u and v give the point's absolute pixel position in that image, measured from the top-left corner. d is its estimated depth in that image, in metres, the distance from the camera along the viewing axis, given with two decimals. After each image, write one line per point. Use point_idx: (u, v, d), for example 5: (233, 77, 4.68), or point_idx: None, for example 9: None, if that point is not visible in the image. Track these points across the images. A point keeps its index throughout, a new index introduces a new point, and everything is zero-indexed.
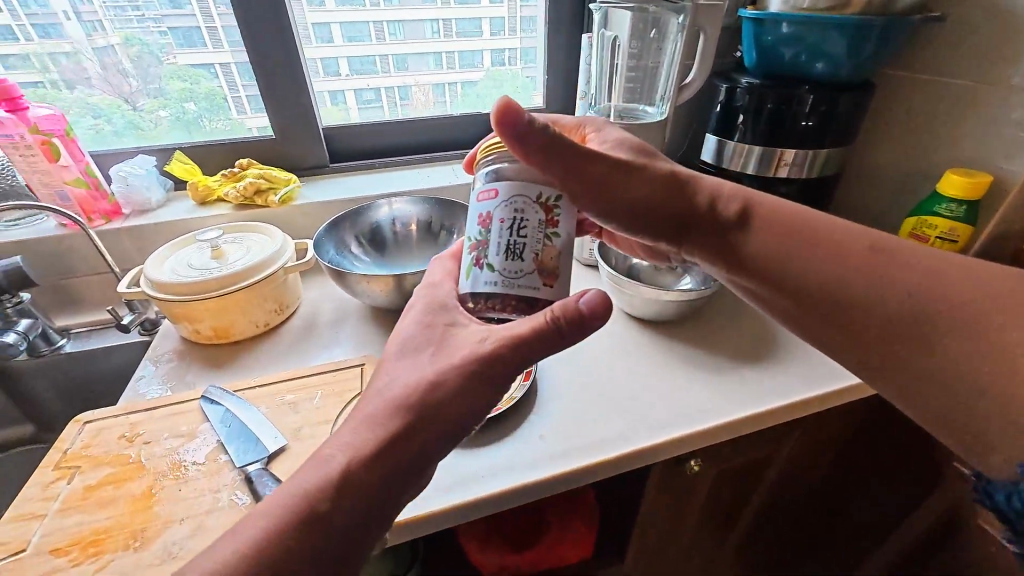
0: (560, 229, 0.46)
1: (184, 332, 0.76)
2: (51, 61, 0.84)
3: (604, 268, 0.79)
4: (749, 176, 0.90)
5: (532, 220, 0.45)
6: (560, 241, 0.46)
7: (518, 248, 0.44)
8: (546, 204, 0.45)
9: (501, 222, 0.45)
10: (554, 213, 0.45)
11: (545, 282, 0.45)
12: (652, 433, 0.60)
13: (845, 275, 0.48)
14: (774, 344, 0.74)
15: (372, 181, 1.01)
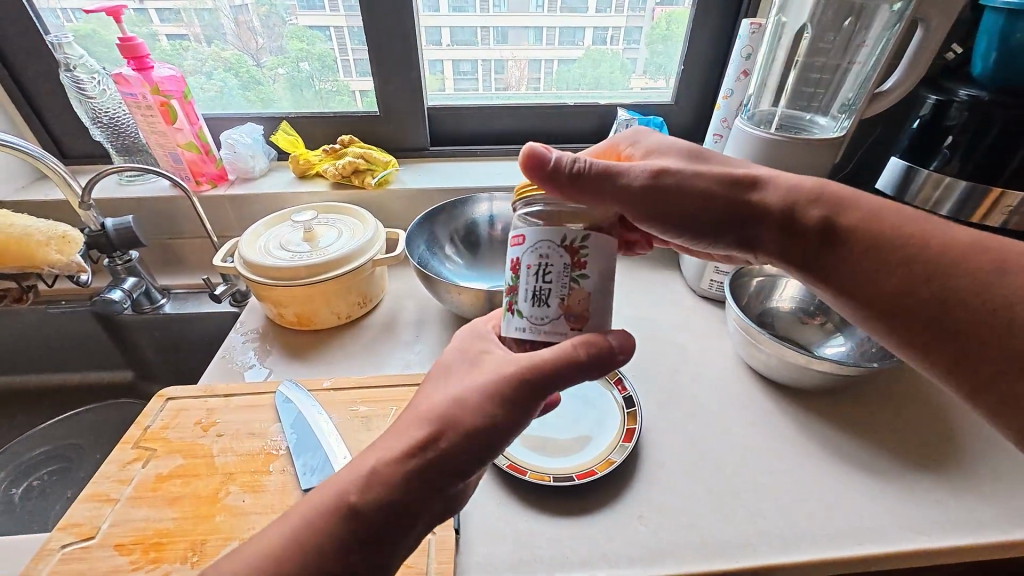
0: (591, 270, 0.36)
1: (269, 313, 0.74)
2: (195, 17, 0.82)
3: (733, 311, 0.65)
4: (941, 219, 0.68)
5: (556, 266, 0.35)
6: (592, 284, 0.36)
7: (545, 296, 0.36)
8: (572, 245, 0.35)
9: (525, 268, 0.36)
10: (581, 255, 0.35)
11: (573, 326, 0.36)
12: (784, 548, 0.47)
13: (962, 294, 0.37)
14: (956, 449, 0.57)
15: (470, 171, 0.93)
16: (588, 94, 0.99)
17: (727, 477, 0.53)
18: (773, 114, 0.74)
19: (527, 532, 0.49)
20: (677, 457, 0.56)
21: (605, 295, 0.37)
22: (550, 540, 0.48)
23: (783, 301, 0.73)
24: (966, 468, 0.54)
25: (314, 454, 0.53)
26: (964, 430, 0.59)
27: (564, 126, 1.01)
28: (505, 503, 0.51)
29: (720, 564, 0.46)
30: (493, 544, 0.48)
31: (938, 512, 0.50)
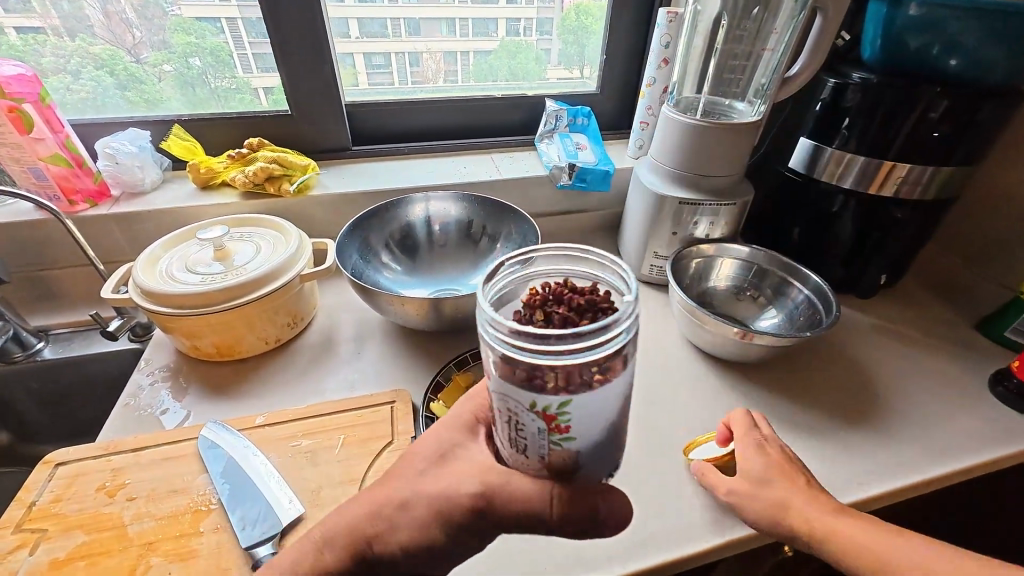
0: (574, 433, 0.30)
1: (180, 346, 0.64)
2: (51, 5, 0.70)
3: (676, 293, 0.67)
4: (844, 191, 0.73)
5: (529, 427, 0.30)
6: (574, 445, 0.30)
7: (522, 446, 0.32)
8: (549, 412, 0.29)
9: (499, 412, 0.31)
10: (559, 421, 0.29)
11: (552, 473, 0.33)
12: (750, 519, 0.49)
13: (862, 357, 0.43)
14: (878, 401, 0.63)
15: (400, 171, 0.88)
16: (514, 85, 0.97)
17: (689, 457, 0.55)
18: (697, 100, 0.76)
19: (504, 547, 0.46)
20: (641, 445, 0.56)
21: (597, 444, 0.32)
22: (528, 553, 0.46)
23: (720, 281, 0.78)
24: (887, 418, 0.60)
25: (252, 503, 0.47)
26: (881, 383, 0.65)
27: (494, 119, 0.98)
28: None
29: (694, 546, 0.47)
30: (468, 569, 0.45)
31: (870, 461, 0.55)
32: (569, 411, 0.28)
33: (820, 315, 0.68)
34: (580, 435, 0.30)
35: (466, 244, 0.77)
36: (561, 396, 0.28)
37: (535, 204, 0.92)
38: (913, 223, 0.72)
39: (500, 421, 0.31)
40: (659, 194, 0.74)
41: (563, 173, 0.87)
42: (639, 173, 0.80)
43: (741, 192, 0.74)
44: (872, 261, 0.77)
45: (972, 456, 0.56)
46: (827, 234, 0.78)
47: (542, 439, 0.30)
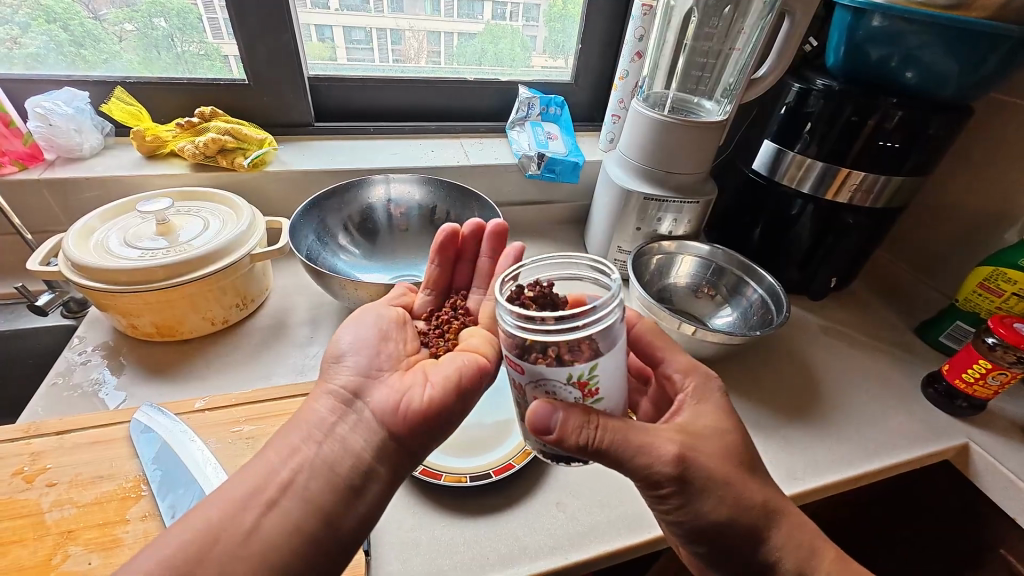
0: (601, 392, 0.36)
1: (117, 324, 0.61)
2: None
3: (636, 289, 0.68)
4: (803, 196, 0.75)
5: (568, 403, 0.35)
6: (599, 402, 0.36)
7: (549, 386, 0.35)
8: (583, 379, 0.34)
9: (528, 369, 0.34)
10: (590, 385, 0.35)
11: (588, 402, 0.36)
12: None
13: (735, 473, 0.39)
14: (820, 401, 0.66)
15: (366, 151, 0.85)
16: (488, 69, 0.95)
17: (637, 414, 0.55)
18: (666, 96, 0.77)
19: (449, 538, 0.46)
20: None
21: (617, 401, 0.38)
22: (472, 543, 0.46)
23: (680, 277, 0.78)
24: (828, 414, 0.64)
25: (184, 490, 0.45)
26: (825, 381, 0.69)
27: (470, 102, 0.95)
28: (422, 511, 0.48)
29: (635, 537, 0.48)
30: (409, 559, 0.45)
31: (805, 459, 0.58)
32: (603, 370, 0.34)
33: (771, 315, 0.69)
34: (605, 394, 0.36)
35: (429, 230, 0.75)
36: (591, 362, 0.34)
37: (502, 194, 0.91)
38: (865, 230, 0.75)
39: (528, 375, 0.34)
40: (626, 188, 0.74)
41: (532, 162, 0.86)
42: (607, 165, 0.80)
43: (705, 191, 0.75)
44: (825, 265, 0.79)
45: (903, 452, 0.60)
46: (786, 238, 0.80)
47: (573, 392, 0.35)
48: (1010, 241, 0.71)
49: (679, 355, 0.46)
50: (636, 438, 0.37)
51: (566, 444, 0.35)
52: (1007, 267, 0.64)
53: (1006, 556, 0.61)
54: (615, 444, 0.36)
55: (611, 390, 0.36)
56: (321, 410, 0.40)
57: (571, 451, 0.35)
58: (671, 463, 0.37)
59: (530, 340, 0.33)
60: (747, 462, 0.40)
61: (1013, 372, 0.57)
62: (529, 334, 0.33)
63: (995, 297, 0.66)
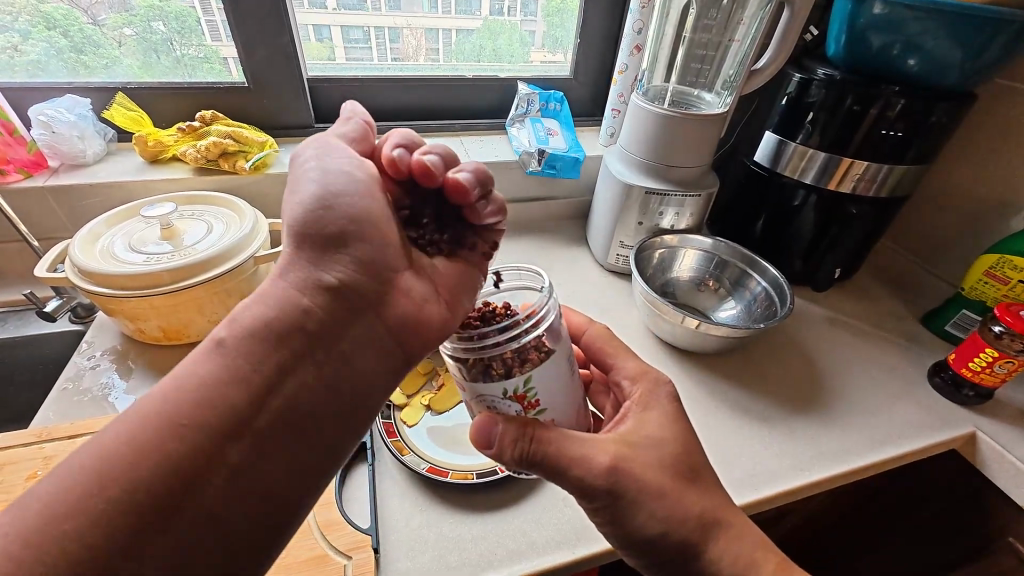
0: (544, 404, 0.37)
1: (124, 329, 0.61)
2: None
3: (639, 284, 0.67)
4: (806, 187, 0.75)
5: (509, 417, 0.37)
6: (542, 415, 0.38)
7: (490, 402, 0.36)
8: (519, 393, 0.36)
9: (467, 386, 0.37)
10: (528, 398, 0.36)
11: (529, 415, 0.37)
12: None
13: None
14: (825, 392, 0.66)
15: None
16: (486, 66, 0.94)
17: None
18: (666, 89, 0.77)
19: (456, 535, 0.46)
20: None
21: (563, 414, 0.39)
22: (479, 539, 0.46)
23: (681, 272, 0.78)
24: (834, 405, 0.64)
25: None
26: (830, 372, 0.69)
27: (468, 100, 0.95)
28: (429, 509, 0.48)
29: None
30: (418, 556, 0.45)
31: (811, 450, 0.58)
32: (540, 381, 0.36)
33: (775, 308, 0.69)
34: (549, 406, 0.38)
35: None
36: (521, 376, 0.35)
37: (503, 190, 0.90)
38: (869, 220, 0.74)
39: (469, 391, 0.37)
40: (627, 183, 0.74)
41: (532, 158, 0.86)
42: (608, 160, 0.80)
43: (706, 184, 0.74)
44: (829, 255, 0.79)
45: (910, 441, 0.60)
46: (789, 230, 0.79)
47: (513, 406, 0.36)
48: (1016, 227, 0.70)
49: (630, 361, 0.48)
50: (572, 448, 0.38)
51: (504, 458, 0.37)
52: (1012, 254, 0.64)
53: (1014, 544, 0.61)
54: (551, 454, 0.37)
55: (551, 401, 0.37)
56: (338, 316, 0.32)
57: (508, 464, 0.37)
58: (603, 471, 0.38)
59: (465, 357, 0.36)
60: (689, 470, 0.41)
61: (1021, 360, 0.57)
62: (464, 352, 0.36)
63: (1001, 285, 0.66)
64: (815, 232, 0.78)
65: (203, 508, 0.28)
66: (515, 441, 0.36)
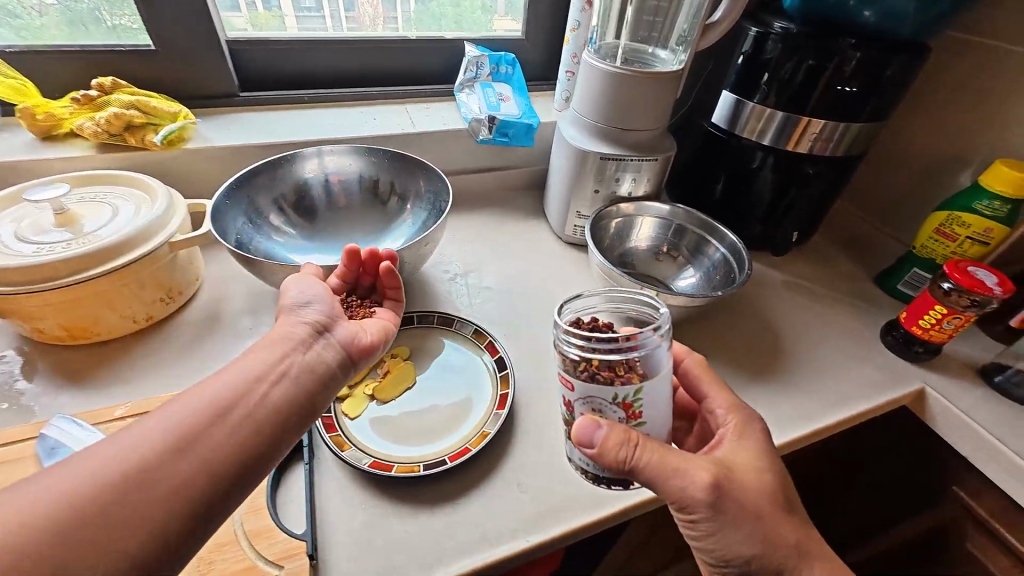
0: (646, 416, 0.37)
1: (20, 330, 0.54)
2: None
3: (595, 256, 0.64)
4: (764, 148, 0.72)
5: (613, 420, 0.37)
6: (643, 428, 0.38)
7: (597, 407, 0.36)
8: (627, 401, 0.36)
9: (570, 389, 0.36)
10: (633, 408, 0.36)
11: (630, 422, 0.37)
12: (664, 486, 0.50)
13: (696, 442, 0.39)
14: (782, 357, 0.65)
15: (299, 122, 0.77)
16: (431, 27, 0.87)
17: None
18: (617, 47, 0.72)
19: (401, 531, 0.44)
20: (554, 410, 0.55)
21: (660, 427, 0.39)
22: (428, 534, 0.44)
23: (640, 241, 0.76)
24: (790, 370, 0.63)
25: None
26: (788, 337, 0.68)
27: (413, 65, 0.88)
28: (373, 507, 0.45)
29: (595, 512, 0.47)
30: (361, 558, 0.42)
31: (768, 417, 0.57)
32: (642, 394, 0.36)
33: (734, 274, 0.68)
34: (649, 420, 0.37)
35: (375, 206, 0.69)
36: (632, 384, 0.35)
37: (453, 161, 0.85)
38: (825, 181, 0.73)
39: (582, 396, 0.36)
40: (581, 149, 0.70)
41: (482, 126, 0.81)
42: (561, 126, 0.75)
43: (663, 147, 0.71)
44: (787, 218, 0.78)
45: (864, 401, 0.60)
46: (747, 193, 0.78)
47: (623, 416, 0.36)
48: (965, 184, 0.70)
49: None
50: (674, 461, 0.38)
51: (606, 460, 0.36)
52: (961, 212, 0.65)
53: (958, 493, 0.63)
54: (652, 462, 0.37)
55: (651, 413, 0.37)
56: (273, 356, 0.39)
57: (609, 468, 0.37)
58: (705, 489, 0.38)
59: (581, 361, 0.35)
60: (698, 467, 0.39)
61: (968, 316, 0.57)
62: (585, 356, 0.35)
63: (950, 242, 0.67)
64: (771, 195, 0.76)
65: (117, 505, 0.29)
66: (630, 450, 0.36)
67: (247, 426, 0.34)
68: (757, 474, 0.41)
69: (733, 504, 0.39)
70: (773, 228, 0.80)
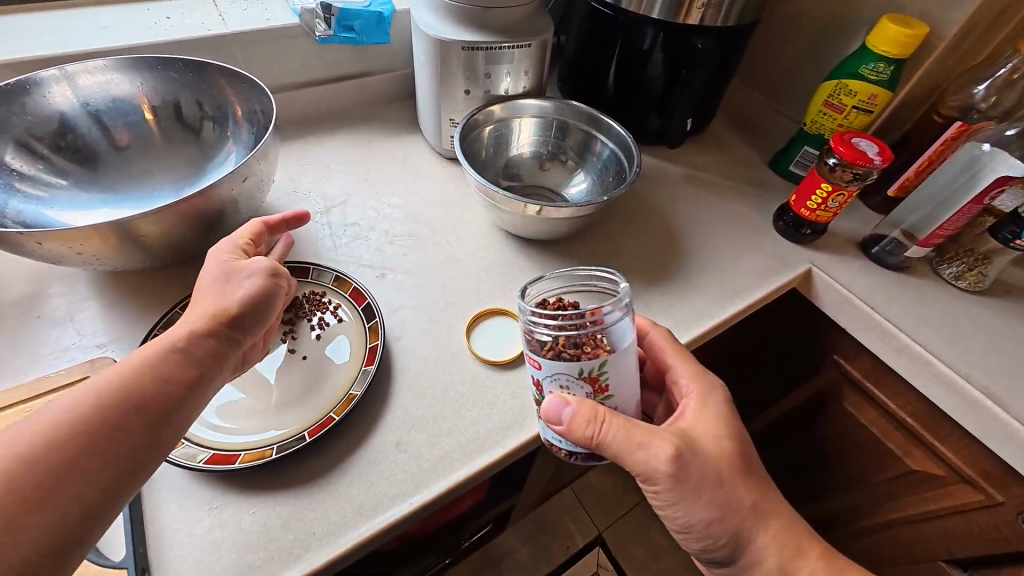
0: (613, 390, 0.36)
1: None
2: None
3: (469, 172, 0.55)
4: (653, 23, 0.63)
5: (580, 396, 0.36)
6: (612, 401, 0.37)
7: (563, 383, 0.35)
8: (593, 374, 0.35)
9: (537, 367, 0.35)
10: (600, 382, 0.35)
11: (598, 397, 0.36)
12: None
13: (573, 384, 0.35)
14: (680, 257, 0.62)
15: (51, 28, 0.56)
16: None
17: (467, 341, 0.50)
18: None
19: (256, 527, 0.37)
20: (437, 353, 0.49)
21: (629, 403, 0.38)
22: (291, 522, 0.38)
23: (522, 147, 0.67)
24: (686, 269, 0.61)
25: None
26: (685, 235, 0.65)
27: None
28: (223, 505, 0.38)
29: (484, 458, 0.43)
30: (208, 567, 0.36)
31: (663, 322, 0.55)
32: (609, 371, 0.35)
33: (625, 170, 0.62)
34: (617, 392, 0.36)
35: (181, 134, 0.54)
36: (598, 358, 0.34)
37: (293, 68, 0.68)
38: (717, 57, 0.66)
39: (547, 373, 0.35)
40: (440, 38, 0.57)
41: (317, 19, 0.64)
42: (415, 11, 0.61)
43: (539, 28, 0.60)
44: (681, 104, 0.71)
45: (756, 290, 0.60)
46: (639, 80, 0.69)
47: (588, 390, 0.35)
48: (853, 49, 0.67)
49: None
50: (640, 435, 0.37)
51: (574, 438, 0.36)
52: (850, 79, 0.61)
53: (838, 361, 0.64)
54: (619, 439, 0.36)
55: (619, 385, 0.36)
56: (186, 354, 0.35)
57: (577, 444, 0.36)
58: (669, 463, 0.37)
59: (549, 336, 0.34)
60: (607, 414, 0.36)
61: (850, 191, 0.56)
62: (554, 337, 0.34)
63: (837, 114, 0.64)
64: (665, 80, 0.68)
65: None
66: (601, 428, 0.35)
67: (142, 422, 0.32)
68: (717, 442, 0.40)
69: (696, 474, 0.38)
70: (669, 118, 0.73)
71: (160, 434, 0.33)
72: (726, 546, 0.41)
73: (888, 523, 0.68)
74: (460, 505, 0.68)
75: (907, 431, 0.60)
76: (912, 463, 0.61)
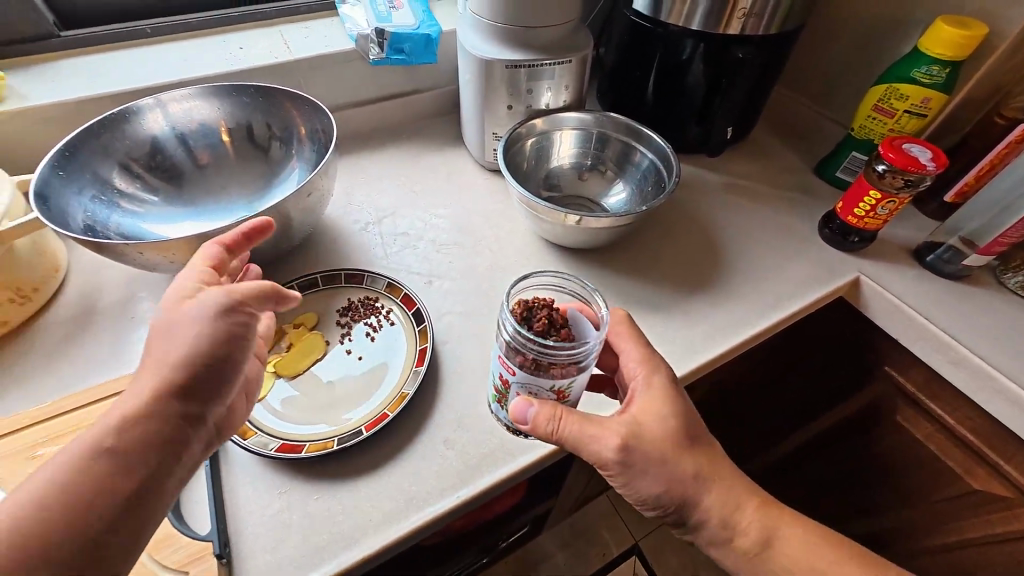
0: (573, 394, 0.40)
1: None
2: None
3: (511, 184, 0.57)
4: (693, 34, 0.64)
5: (545, 399, 0.39)
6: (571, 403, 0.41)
7: (534, 389, 0.39)
8: (561, 387, 0.39)
9: (512, 372, 0.39)
10: (566, 392, 0.39)
11: (560, 401, 0.40)
12: None
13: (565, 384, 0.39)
14: (720, 265, 0.62)
15: (144, 62, 0.64)
16: None
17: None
18: None
19: (320, 510, 0.41)
20: (482, 357, 0.52)
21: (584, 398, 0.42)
22: (350, 510, 0.41)
23: (563, 158, 0.69)
24: (727, 277, 0.61)
25: None
26: (726, 243, 0.65)
27: None
28: (290, 491, 0.42)
29: (527, 456, 0.45)
30: (278, 547, 0.39)
31: (703, 330, 0.55)
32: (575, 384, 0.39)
33: (664, 181, 0.63)
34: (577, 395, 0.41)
35: (253, 154, 0.60)
36: (568, 377, 0.38)
37: (349, 89, 0.73)
38: (759, 65, 0.66)
39: (521, 378, 0.39)
40: (485, 58, 0.60)
41: (372, 43, 0.68)
42: (462, 33, 0.64)
43: (580, 44, 0.62)
44: (720, 113, 0.71)
45: (801, 299, 0.59)
46: (679, 90, 0.70)
47: (553, 396, 0.39)
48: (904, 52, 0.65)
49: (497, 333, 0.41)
50: (591, 428, 0.39)
51: (536, 433, 0.39)
52: (901, 83, 0.60)
53: (890, 373, 0.62)
54: (574, 436, 0.39)
55: (580, 389, 0.40)
56: (183, 381, 0.33)
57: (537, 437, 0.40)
58: (615, 452, 0.39)
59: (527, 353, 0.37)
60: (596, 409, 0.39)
61: (901, 198, 0.55)
62: (520, 350, 0.38)
63: (888, 118, 0.62)
64: (705, 89, 0.69)
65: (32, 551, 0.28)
66: (557, 426, 0.39)
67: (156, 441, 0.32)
68: (661, 425, 0.40)
69: (642, 458, 0.40)
70: (709, 127, 0.73)
71: (174, 450, 0.33)
72: (767, 553, 0.41)
73: (948, 546, 0.65)
74: (500, 504, 0.70)
75: (968, 448, 0.57)
76: (974, 483, 0.58)
